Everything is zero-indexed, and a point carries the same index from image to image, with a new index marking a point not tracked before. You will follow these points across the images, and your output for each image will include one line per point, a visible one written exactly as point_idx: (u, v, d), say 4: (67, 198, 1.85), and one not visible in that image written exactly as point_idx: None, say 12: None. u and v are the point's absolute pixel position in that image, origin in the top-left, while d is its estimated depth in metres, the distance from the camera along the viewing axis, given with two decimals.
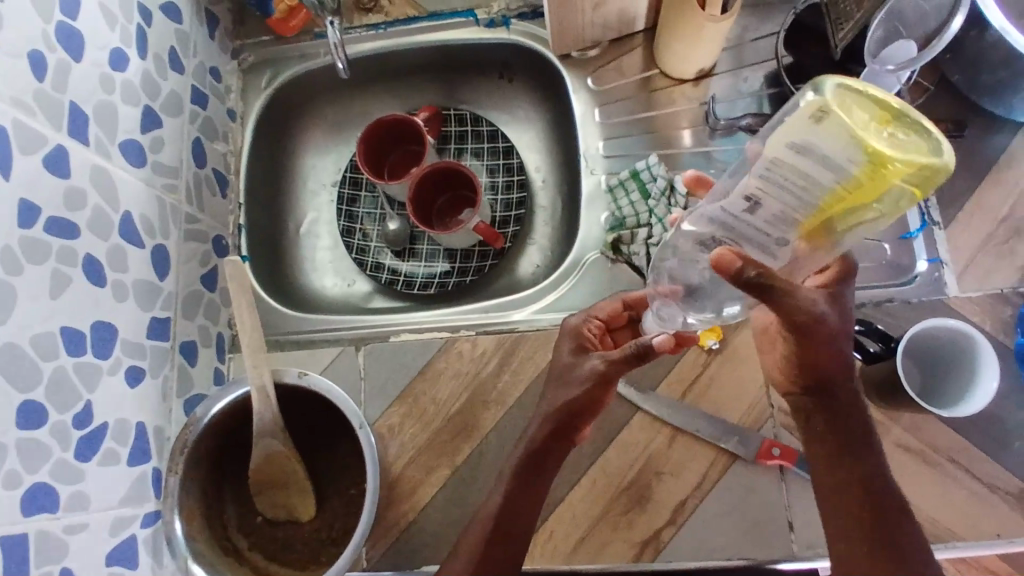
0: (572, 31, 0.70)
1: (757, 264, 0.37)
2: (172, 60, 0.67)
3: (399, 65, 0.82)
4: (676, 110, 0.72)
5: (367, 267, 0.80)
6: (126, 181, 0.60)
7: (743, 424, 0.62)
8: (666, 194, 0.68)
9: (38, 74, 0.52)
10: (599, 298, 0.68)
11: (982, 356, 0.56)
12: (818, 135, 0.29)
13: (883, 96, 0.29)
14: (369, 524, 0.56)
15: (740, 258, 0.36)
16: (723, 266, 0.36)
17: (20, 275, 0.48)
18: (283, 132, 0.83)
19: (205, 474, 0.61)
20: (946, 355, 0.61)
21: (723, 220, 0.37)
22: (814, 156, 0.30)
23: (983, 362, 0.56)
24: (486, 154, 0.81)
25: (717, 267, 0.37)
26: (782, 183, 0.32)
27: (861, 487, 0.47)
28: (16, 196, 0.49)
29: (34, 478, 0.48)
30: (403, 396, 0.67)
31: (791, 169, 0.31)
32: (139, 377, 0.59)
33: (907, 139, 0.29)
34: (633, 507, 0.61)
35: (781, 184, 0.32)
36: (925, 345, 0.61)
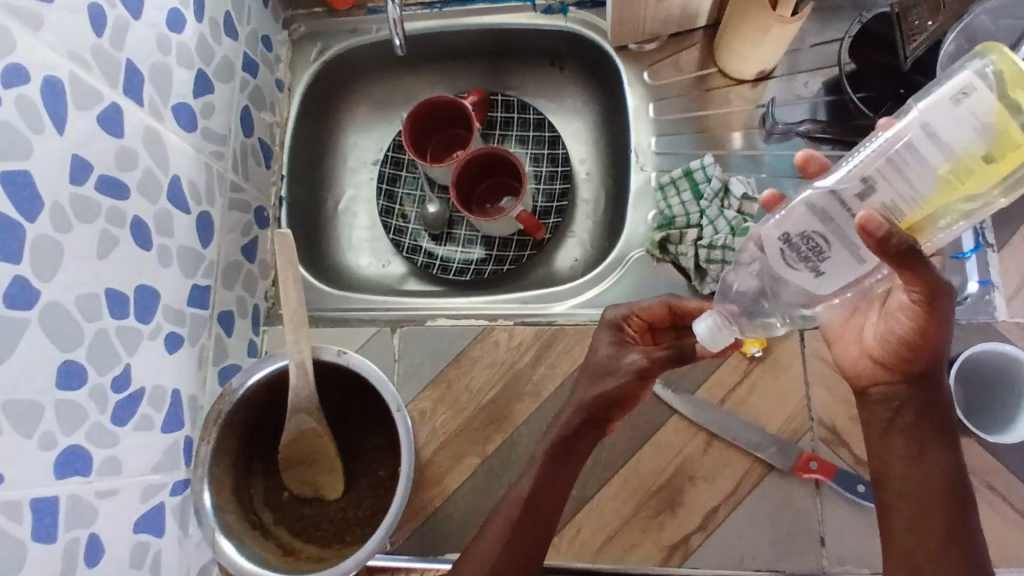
0: (633, 23, 0.69)
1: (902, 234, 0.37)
2: (227, 25, 0.66)
3: (449, 47, 0.81)
4: (731, 111, 0.71)
5: (404, 248, 0.79)
6: (177, 145, 0.59)
7: (781, 435, 0.61)
8: (719, 197, 0.66)
9: (97, 30, 0.51)
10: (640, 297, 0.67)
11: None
12: (954, 107, 0.36)
13: None
14: (400, 509, 0.55)
15: (887, 224, 0.37)
16: (871, 227, 0.37)
17: (68, 234, 0.48)
18: (328, 107, 0.82)
19: (236, 446, 0.61)
20: (998, 378, 0.60)
21: (825, 204, 0.41)
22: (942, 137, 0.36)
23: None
24: (531, 142, 0.80)
25: (862, 230, 0.37)
26: (901, 168, 0.38)
27: (928, 495, 0.46)
28: (69, 154, 0.48)
29: (70, 439, 0.47)
30: (437, 381, 0.66)
31: (911, 150, 0.38)
32: (177, 344, 0.58)
33: None
34: (664, 510, 0.60)
35: (901, 168, 0.38)
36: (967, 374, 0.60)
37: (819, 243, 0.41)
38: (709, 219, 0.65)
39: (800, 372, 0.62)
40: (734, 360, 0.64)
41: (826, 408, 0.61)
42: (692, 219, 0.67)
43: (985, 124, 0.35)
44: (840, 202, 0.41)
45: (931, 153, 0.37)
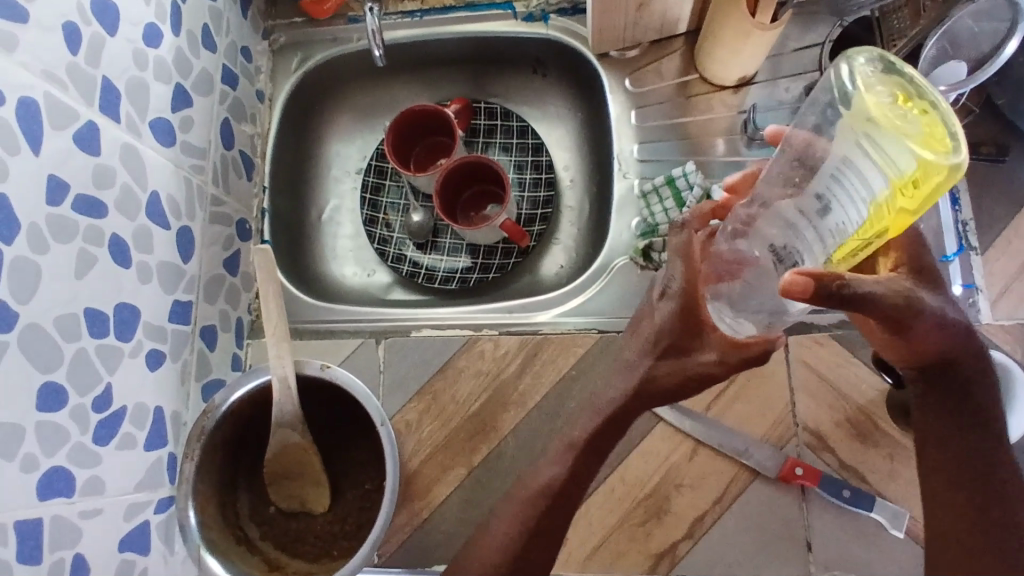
0: (613, 30, 0.69)
1: (831, 280, 0.35)
2: (204, 38, 0.66)
3: (431, 56, 0.80)
4: (713, 117, 0.71)
5: (389, 257, 0.79)
6: (155, 160, 0.58)
7: (766, 441, 0.61)
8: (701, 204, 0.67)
9: (72, 47, 0.51)
10: (624, 305, 0.68)
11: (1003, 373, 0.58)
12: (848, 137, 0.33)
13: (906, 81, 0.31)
14: (387, 523, 0.55)
15: (810, 283, 0.34)
16: (794, 291, 0.35)
17: (46, 254, 0.47)
18: (310, 116, 0.81)
19: (221, 462, 0.61)
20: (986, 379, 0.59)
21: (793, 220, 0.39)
22: (854, 167, 0.33)
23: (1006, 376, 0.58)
24: (515, 150, 0.80)
25: (790, 293, 0.35)
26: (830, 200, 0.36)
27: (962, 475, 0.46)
28: (45, 173, 0.48)
29: (51, 461, 0.47)
30: (423, 393, 0.66)
31: (832, 181, 0.35)
32: (159, 360, 0.58)
33: (911, 126, 0.30)
34: (650, 517, 0.60)
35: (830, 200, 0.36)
36: None
37: (796, 255, 0.40)
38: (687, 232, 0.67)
39: (786, 379, 0.62)
40: None
41: (811, 413, 0.62)
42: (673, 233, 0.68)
43: (872, 147, 0.31)
44: (801, 214, 0.38)
45: (860, 191, 0.33)
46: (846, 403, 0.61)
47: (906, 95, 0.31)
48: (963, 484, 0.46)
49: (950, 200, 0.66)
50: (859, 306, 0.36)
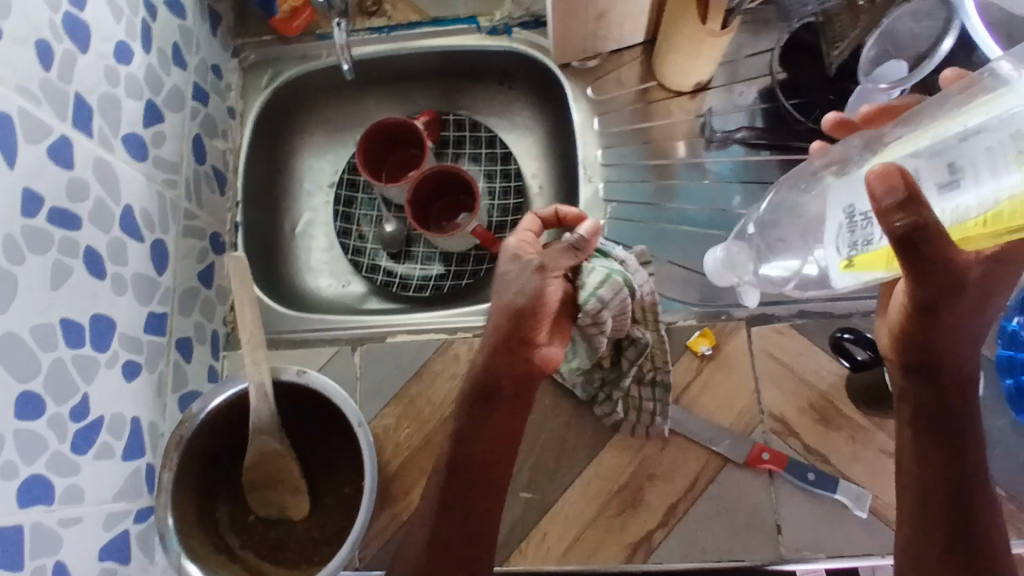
0: (573, 40, 0.72)
1: (910, 213, 0.40)
2: (175, 55, 0.67)
3: (399, 70, 0.82)
4: (673, 121, 0.74)
5: (363, 268, 0.81)
6: (129, 174, 0.60)
7: (734, 428, 0.63)
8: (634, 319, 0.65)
9: (45, 63, 0.52)
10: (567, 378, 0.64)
11: None
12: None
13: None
14: (366, 522, 0.56)
15: (902, 188, 0.39)
16: (881, 181, 0.40)
17: (23, 265, 0.48)
18: (282, 132, 0.83)
19: (199, 471, 0.61)
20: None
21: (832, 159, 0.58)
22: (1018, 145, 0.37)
23: None
24: (484, 160, 0.83)
25: (873, 189, 0.40)
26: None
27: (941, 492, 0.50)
28: (21, 185, 0.48)
29: (31, 469, 0.47)
30: (399, 397, 0.67)
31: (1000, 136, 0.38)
32: (135, 371, 0.58)
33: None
34: (626, 508, 0.62)
35: (996, 154, 0.38)
36: None
37: (866, 229, 0.45)
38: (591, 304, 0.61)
39: (750, 368, 0.65)
40: (686, 359, 0.66)
41: (776, 401, 0.64)
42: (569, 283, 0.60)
43: None
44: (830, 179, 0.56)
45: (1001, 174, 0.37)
46: (808, 390, 0.64)
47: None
48: (940, 513, 0.49)
49: None
50: (932, 260, 0.43)
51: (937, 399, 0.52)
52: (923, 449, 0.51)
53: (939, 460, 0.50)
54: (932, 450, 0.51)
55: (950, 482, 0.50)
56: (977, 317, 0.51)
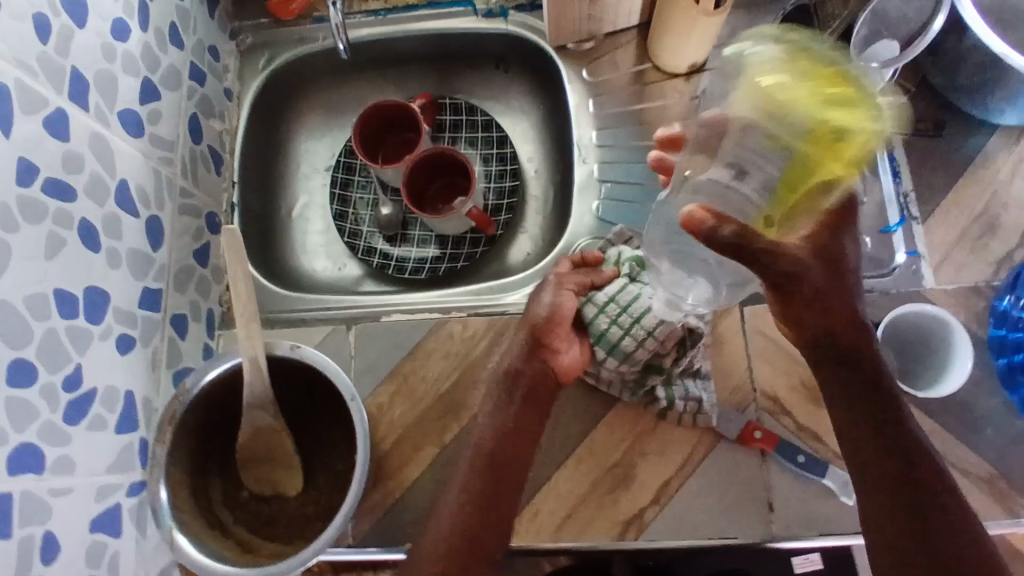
0: (569, 22, 0.72)
1: (729, 227, 0.45)
2: (172, 35, 0.68)
3: (396, 53, 0.83)
4: (667, 104, 0.74)
5: (359, 250, 0.81)
6: (124, 150, 0.60)
7: (726, 405, 0.63)
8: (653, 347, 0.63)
9: (41, 35, 0.52)
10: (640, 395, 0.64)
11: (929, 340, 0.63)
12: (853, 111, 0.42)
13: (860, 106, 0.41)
14: (358, 496, 0.56)
15: (710, 219, 0.45)
16: (694, 221, 0.46)
17: (16, 234, 0.48)
18: (279, 115, 0.83)
19: (194, 445, 0.61)
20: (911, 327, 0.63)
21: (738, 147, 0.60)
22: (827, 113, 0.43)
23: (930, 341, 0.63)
24: (480, 143, 0.83)
25: (692, 223, 0.46)
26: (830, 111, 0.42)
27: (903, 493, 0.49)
28: (16, 155, 0.49)
29: (22, 437, 0.48)
30: (393, 375, 0.68)
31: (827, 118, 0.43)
32: (129, 344, 0.59)
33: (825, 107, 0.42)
34: (618, 486, 0.62)
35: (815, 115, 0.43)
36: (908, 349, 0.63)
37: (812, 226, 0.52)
38: (613, 297, 0.63)
39: (743, 347, 0.65)
40: None
41: (768, 379, 0.64)
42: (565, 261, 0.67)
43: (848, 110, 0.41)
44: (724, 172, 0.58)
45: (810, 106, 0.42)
46: (800, 368, 0.64)
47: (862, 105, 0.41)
48: (905, 504, 0.49)
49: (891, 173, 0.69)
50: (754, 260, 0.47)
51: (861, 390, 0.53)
52: (854, 419, 0.52)
53: (890, 466, 0.50)
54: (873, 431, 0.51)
55: (893, 455, 0.50)
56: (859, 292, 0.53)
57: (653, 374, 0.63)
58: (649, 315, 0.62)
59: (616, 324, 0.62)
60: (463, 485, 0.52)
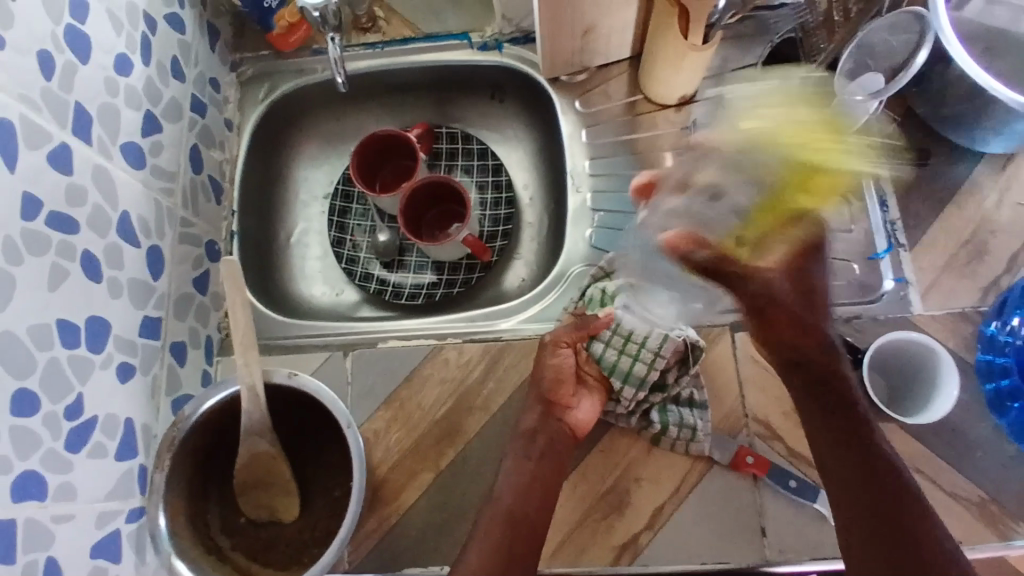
0: (561, 55, 0.74)
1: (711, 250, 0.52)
2: (174, 68, 0.69)
3: (393, 84, 0.85)
4: (658, 133, 0.76)
5: (356, 276, 0.82)
6: (127, 181, 0.61)
7: (719, 429, 0.64)
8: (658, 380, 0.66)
9: (47, 71, 0.54)
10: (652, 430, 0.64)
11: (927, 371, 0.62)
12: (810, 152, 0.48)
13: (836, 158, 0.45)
14: (355, 522, 0.57)
15: (693, 242, 0.52)
16: (683, 240, 0.52)
17: (20, 265, 0.49)
18: (278, 144, 0.85)
19: (192, 472, 0.62)
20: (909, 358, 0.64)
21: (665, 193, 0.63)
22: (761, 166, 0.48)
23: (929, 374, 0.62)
24: (476, 171, 0.84)
25: (678, 245, 0.52)
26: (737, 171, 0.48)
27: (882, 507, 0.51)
28: (21, 189, 0.50)
29: (23, 465, 0.48)
30: (390, 401, 0.68)
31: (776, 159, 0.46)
32: (129, 372, 0.59)
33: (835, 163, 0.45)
34: (612, 511, 0.63)
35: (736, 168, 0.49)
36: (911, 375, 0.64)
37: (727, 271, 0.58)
38: (615, 329, 0.67)
39: (734, 372, 0.66)
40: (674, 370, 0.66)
41: (760, 404, 0.65)
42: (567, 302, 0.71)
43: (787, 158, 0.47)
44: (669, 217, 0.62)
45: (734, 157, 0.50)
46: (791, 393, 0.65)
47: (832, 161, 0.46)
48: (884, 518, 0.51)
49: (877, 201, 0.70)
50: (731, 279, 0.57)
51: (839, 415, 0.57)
52: (835, 448, 0.56)
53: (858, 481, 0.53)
54: (858, 463, 0.54)
55: (870, 481, 0.53)
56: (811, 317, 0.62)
57: (657, 392, 0.66)
58: (651, 337, 0.65)
59: (624, 353, 0.66)
60: (485, 535, 0.55)
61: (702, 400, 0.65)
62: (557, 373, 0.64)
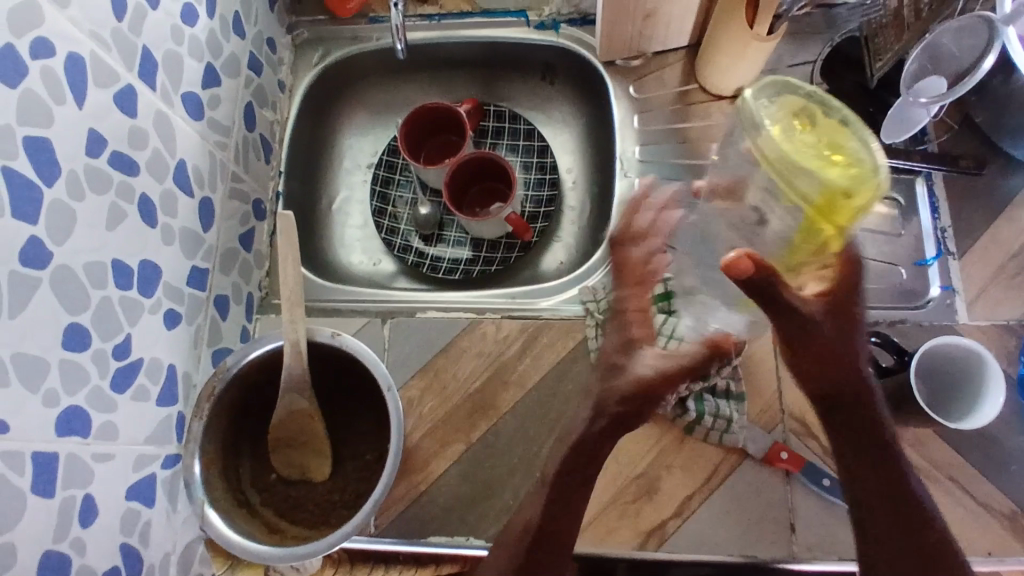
0: (620, 39, 0.74)
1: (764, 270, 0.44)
2: (235, 24, 0.70)
3: (445, 57, 0.85)
4: (711, 123, 0.75)
5: (395, 247, 0.82)
6: (185, 130, 0.62)
7: (754, 423, 0.64)
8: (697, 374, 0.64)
9: (118, 14, 0.54)
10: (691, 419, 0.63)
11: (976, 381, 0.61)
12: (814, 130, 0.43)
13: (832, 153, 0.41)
14: (388, 485, 0.57)
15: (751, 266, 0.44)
16: (738, 266, 0.44)
17: (81, 202, 0.50)
18: (327, 111, 0.85)
19: (228, 424, 0.62)
20: (986, 375, 0.60)
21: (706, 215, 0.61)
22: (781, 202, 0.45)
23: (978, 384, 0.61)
24: (521, 151, 0.84)
25: (733, 267, 0.44)
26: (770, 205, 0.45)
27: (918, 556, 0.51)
28: (86, 126, 0.50)
29: (71, 400, 0.49)
30: (425, 370, 0.69)
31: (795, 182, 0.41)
32: (175, 320, 0.60)
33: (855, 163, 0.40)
34: (641, 496, 0.63)
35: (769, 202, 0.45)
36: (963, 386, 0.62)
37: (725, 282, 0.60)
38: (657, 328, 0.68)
39: (773, 367, 0.66)
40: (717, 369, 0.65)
41: (797, 401, 0.65)
42: (598, 286, 0.71)
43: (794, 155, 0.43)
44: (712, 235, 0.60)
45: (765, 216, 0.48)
46: None
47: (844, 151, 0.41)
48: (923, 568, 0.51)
49: (928, 206, 0.70)
50: (773, 305, 0.47)
51: (859, 441, 0.53)
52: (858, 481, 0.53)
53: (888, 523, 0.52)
54: (865, 473, 0.53)
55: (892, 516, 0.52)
56: (856, 341, 0.51)
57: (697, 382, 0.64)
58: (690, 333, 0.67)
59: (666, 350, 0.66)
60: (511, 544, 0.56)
61: (739, 392, 0.64)
62: (659, 366, 0.59)
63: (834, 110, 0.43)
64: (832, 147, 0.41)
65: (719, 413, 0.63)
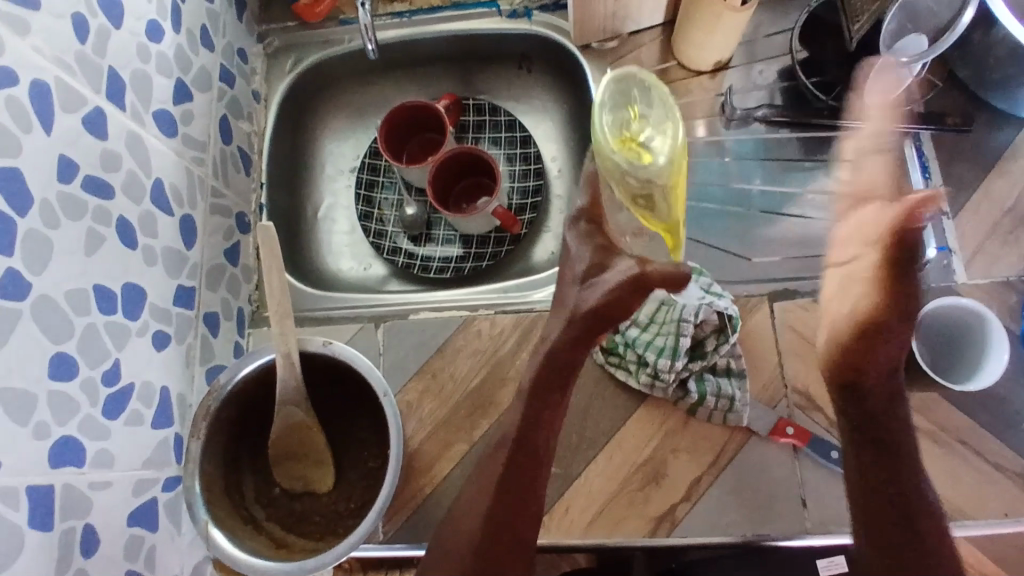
0: (595, 22, 0.73)
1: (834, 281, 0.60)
2: (203, 37, 0.69)
3: (419, 55, 0.84)
4: (692, 100, 0.74)
5: (384, 250, 0.81)
6: (159, 149, 0.61)
7: (758, 400, 0.64)
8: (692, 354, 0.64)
9: (80, 36, 0.53)
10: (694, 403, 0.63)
11: (981, 340, 0.60)
12: (614, 117, 0.64)
13: (643, 150, 0.63)
14: (391, 493, 0.55)
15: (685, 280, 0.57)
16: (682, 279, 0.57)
17: (57, 230, 0.49)
18: (305, 118, 0.84)
19: (226, 442, 0.62)
20: (992, 336, 0.59)
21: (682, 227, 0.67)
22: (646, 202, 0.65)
23: (982, 344, 0.60)
24: (504, 143, 0.83)
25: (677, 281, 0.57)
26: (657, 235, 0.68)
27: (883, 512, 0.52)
28: (57, 153, 0.50)
29: (63, 431, 0.48)
30: (423, 371, 0.68)
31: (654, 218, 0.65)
32: (165, 341, 0.59)
33: (654, 145, 0.63)
34: (648, 483, 0.62)
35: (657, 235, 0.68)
36: (971, 349, 0.61)
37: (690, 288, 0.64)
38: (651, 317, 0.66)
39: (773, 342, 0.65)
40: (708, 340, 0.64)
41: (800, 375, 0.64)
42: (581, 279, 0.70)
43: (625, 151, 0.63)
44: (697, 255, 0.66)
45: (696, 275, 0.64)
46: None
47: (631, 136, 0.63)
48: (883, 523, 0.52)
49: (920, 167, 0.69)
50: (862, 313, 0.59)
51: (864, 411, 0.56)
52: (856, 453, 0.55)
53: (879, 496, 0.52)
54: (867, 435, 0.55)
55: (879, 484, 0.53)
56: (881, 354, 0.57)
57: (696, 360, 0.64)
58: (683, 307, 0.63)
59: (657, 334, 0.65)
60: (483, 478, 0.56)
61: (740, 369, 0.63)
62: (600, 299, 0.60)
63: (643, 103, 0.64)
64: (630, 137, 0.63)
65: (723, 394, 0.62)
